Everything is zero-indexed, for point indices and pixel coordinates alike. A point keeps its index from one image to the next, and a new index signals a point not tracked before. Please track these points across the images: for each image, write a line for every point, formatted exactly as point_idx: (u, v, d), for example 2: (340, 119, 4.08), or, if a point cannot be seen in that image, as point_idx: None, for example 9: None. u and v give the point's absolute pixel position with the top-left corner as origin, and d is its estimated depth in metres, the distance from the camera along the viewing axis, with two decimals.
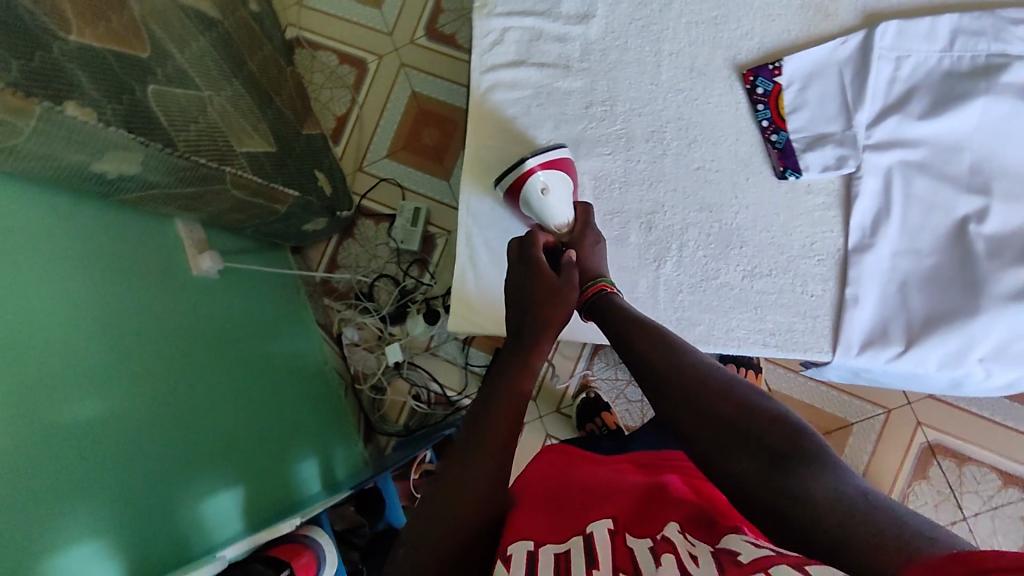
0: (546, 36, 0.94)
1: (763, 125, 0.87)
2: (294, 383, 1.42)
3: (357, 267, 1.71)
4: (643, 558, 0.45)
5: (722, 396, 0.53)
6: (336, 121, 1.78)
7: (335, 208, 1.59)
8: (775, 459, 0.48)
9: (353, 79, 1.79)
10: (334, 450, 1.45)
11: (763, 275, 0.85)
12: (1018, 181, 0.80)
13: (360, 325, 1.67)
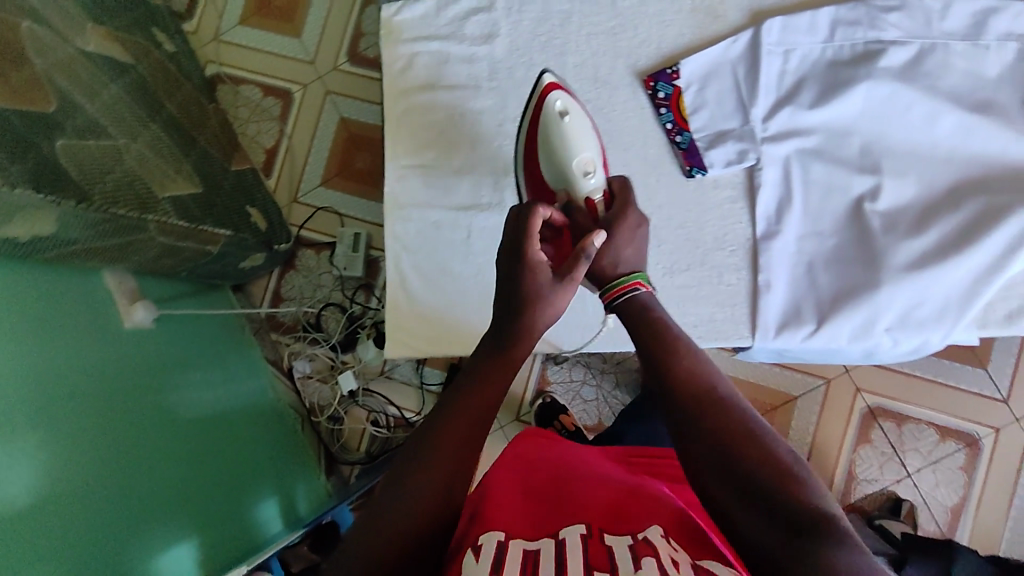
0: (454, 58, 0.97)
1: (667, 128, 0.91)
2: (250, 425, 1.40)
3: (302, 298, 1.70)
4: (621, 556, 0.47)
5: (748, 442, 0.51)
6: (265, 154, 1.76)
7: (271, 242, 1.58)
8: (781, 521, 0.46)
9: (278, 110, 1.78)
10: (295, 486, 1.44)
11: (683, 270, 0.89)
12: (905, 158, 0.85)
13: (311, 357, 1.66)
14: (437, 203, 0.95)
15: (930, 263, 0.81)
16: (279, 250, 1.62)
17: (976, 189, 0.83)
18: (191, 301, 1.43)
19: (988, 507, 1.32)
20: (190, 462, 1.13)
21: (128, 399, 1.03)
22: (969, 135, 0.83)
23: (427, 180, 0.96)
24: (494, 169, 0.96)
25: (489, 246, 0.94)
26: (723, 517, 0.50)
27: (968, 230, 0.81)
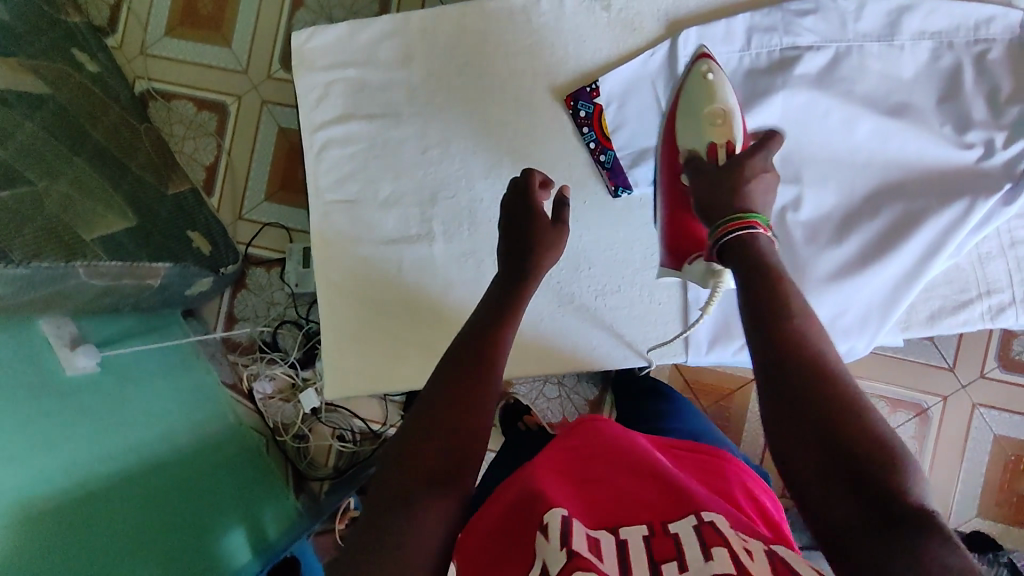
0: (370, 85, 0.94)
1: (591, 147, 0.91)
2: (212, 456, 1.41)
3: (256, 318, 1.69)
4: (688, 542, 0.48)
5: (853, 413, 0.51)
6: (205, 171, 1.72)
7: (218, 265, 1.55)
8: (874, 502, 0.47)
9: (215, 125, 1.72)
10: (263, 509, 1.47)
11: (614, 290, 0.90)
12: (825, 165, 0.85)
13: (271, 376, 1.65)
14: (366, 238, 0.94)
15: (850, 272, 0.83)
16: (227, 273, 1.59)
17: (893, 193, 0.83)
18: (140, 339, 1.41)
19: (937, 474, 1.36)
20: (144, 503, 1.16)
21: (73, 452, 1.06)
22: (885, 140, 0.83)
23: (354, 216, 0.94)
24: (421, 201, 0.93)
25: (421, 279, 0.94)
26: (805, 487, 0.51)
27: (887, 237, 0.82)
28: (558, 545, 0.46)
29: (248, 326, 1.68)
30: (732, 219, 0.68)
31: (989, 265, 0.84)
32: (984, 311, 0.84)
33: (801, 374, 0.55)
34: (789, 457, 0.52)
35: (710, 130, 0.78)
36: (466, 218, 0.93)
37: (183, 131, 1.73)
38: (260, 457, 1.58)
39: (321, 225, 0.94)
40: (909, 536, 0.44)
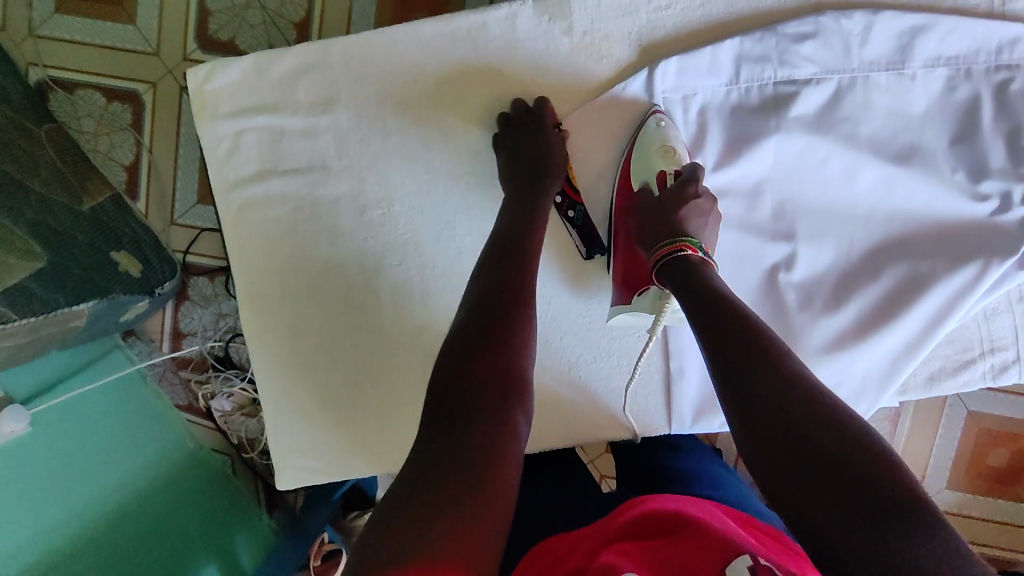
0: (290, 133, 0.79)
1: (557, 201, 0.78)
2: (168, 502, 1.25)
3: (205, 331, 1.46)
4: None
5: (817, 411, 0.51)
6: (126, 173, 1.38)
7: (153, 286, 1.28)
8: (857, 499, 0.46)
9: (130, 118, 1.36)
10: (234, 537, 1.34)
11: (588, 362, 0.81)
12: (823, 217, 0.75)
13: (229, 393, 1.44)
14: (305, 313, 0.82)
15: (849, 341, 0.75)
16: (163, 293, 1.30)
17: (898, 251, 0.74)
18: (59, 388, 1.23)
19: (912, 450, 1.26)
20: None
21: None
22: (891, 190, 0.74)
23: (284, 288, 0.81)
24: (364, 267, 0.81)
25: (370, 357, 0.82)
26: (783, 494, 0.49)
27: (890, 303, 0.74)
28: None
29: (197, 342, 1.46)
30: (667, 245, 0.67)
31: (994, 321, 0.77)
32: (987, 370, 0.78)
33: (757, 379, 0.54)
34: (761, 467, 0.51)
35: (659, 160, 0.73)
36: (417, 287, 0.81)
37: (92, 125, 1.36)
38: (225, 481, 1.44)
39: (249, 300, 0.81)
40: (900, 531, 0.44)
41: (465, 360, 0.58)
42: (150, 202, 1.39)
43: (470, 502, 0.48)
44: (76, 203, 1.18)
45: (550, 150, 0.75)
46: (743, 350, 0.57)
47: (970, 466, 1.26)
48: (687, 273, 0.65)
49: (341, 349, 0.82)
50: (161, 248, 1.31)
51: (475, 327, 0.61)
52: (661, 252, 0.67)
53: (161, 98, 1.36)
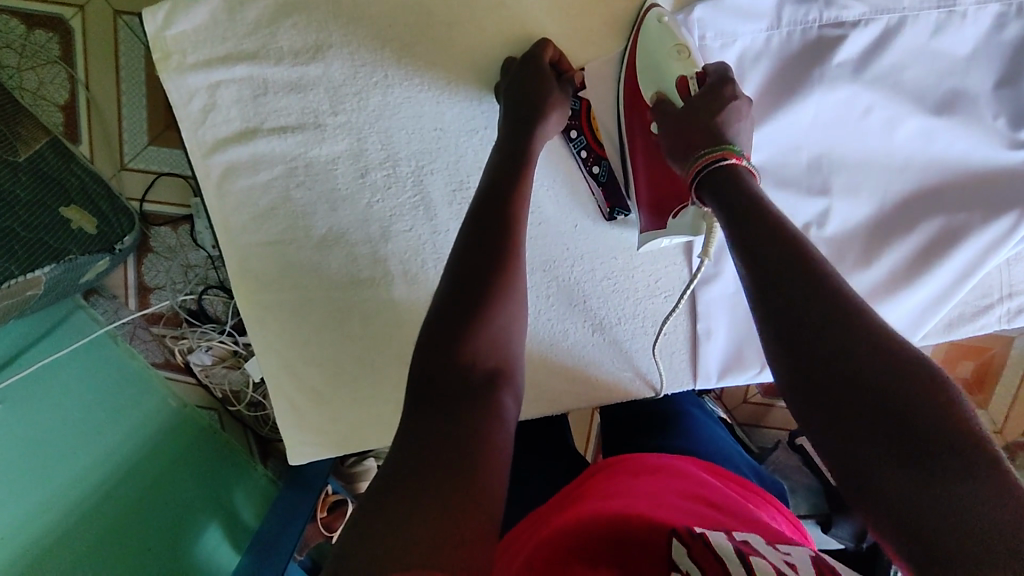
0: (274, 86, 0.69)
1: (582, 156, 0.74)
2: (165, 466, 1.14)
3: (173, 284, 1.29)
4: (729, 556, 0.44)
5: (873, 346, 0.43)
6: (62, 112, 1.20)
7: (110, 241, 1.10)
8: (909, 442, 0.40)
9: (59, 47, 1.17)
10: (234, 493, 1.25)
11: (613, 324, 0.79)
12: (858, 170, 0.72)
13: (209, 346, 1.28)
14: (310, 284, 0.75)
15: (879, 297, 0.74)
16: (125, 249, 1.13)
17: (934, 203, 0.72)
18: (20, 362, 1.07)
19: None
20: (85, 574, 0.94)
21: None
22: (931, 140, 0.70)
23: (283, 260, 0.74)
24: (370, 237, 0.75)
25: (383, 330, 0.77)
26: (815, 416, 0.44)
27: (922, 256, 0.73)
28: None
29: (167, 295, 1.29)
30: (705, 153, 0.56)
31: (1016, 266, 0.77)
32: (1004, 315, 0.78)
33: (806, 306, 0.46)
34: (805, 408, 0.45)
35: (674, 63, 0.63)
36: (429, 254, 0.76)
37: (14, 58, 1.17)
38: (215, 437, 1.29)
39: (244, 275, 0.74)
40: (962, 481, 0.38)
41: (454, 340, 0.52)
42: (94, 143, 1.22)
43: (465, 490, 0.43)
44: (9, 153, 1.00)
45: (545, 85, 0.67)
46: (784, 275, 0.48)
47: None
48: (720, 181, 0.55)
49: (351, 326, 0.77)
50: (115, 196, 1.10)
51: (466, 298, 0.54)
52: (699, 165, 0.57)
53: (93, 24, 1.17)
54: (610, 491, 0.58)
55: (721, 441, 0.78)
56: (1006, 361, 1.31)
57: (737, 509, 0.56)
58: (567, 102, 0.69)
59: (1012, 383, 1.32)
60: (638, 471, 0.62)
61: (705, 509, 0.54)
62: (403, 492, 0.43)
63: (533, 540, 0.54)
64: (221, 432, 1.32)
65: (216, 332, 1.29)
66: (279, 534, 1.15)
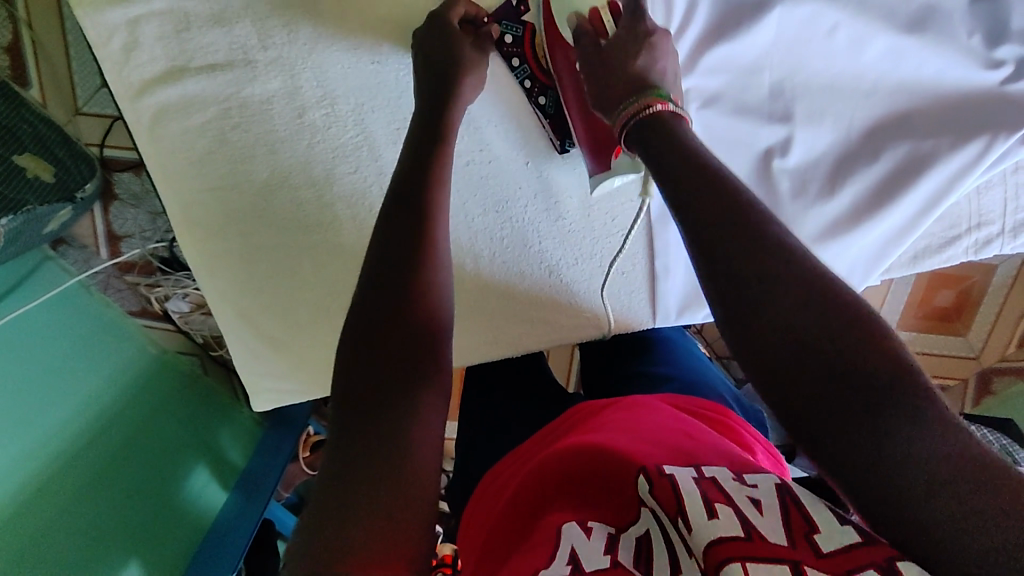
0: (197, 20, 0.65)
1: (525, 86, 0.70)
2: (149, 410, 1.16)
3: (143, 232, 1.28)
4: (689, 490, 0.42)
5: (799, 292, 0.44)
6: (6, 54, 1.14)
7: (71, 190, 1.07)
8: (863, 401, 0.41)
9: None
10: (219, 434, 1.28)
11: (570, 264, 0.77)
12: (823, 96, 0.68)
13: (184, 294, 1.28)
14: (255, 231, 0.73)
15: (840, 231, 0.72)
16: (86, 198, 1.09)
17: (899, 130, 0.69)
18: None
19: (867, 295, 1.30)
20: (70, 522, 0.96)
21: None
22: (900, 62, 0.66)
23: (226, 206, 0.71)
24: (313, 180, 0.72)
25: (334, 275, 0.76)
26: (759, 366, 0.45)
27: (888, 186, 0.70)
28: (603, 549, 0.42)
29: (137, 245, 1.28)
30: (631, 105, 0.57)
31: (985, 195, 0.74)
32: (970, 246, 0.76)
33: (768, 290, 0.45)
34: (773, 372, 0.44)
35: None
36: (377, 196, 0.74)
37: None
38: (199, 380, 1.31)
39: (188, 221, 0.71)
40: (895, 422, 0.39)
41: (388, 289, 0.51)
42: (44, 86, 1.16)
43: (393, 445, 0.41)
44: None
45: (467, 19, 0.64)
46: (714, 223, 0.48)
47: (919, 306, 1.31)
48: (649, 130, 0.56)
49: (301, 272, 0.75)
50: (71, 141, 1.07)
51: (396, 254, 0.53)
52: (627, 114, 0.58)
53: None
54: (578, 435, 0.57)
55: (703, 365, 0.79)
56: (986, 289, 1.30)
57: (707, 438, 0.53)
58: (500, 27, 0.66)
59: (991, 310, 1.31)
60: (609, 410, 0.61)
61: (669, 439, 0.52)
62: (340, 455, 0.42)
63: (507, 490, 0.55)
64: (204, 376, 1.34)
65: (191, 279, 1.29)
66: (263, 472, 1.18)
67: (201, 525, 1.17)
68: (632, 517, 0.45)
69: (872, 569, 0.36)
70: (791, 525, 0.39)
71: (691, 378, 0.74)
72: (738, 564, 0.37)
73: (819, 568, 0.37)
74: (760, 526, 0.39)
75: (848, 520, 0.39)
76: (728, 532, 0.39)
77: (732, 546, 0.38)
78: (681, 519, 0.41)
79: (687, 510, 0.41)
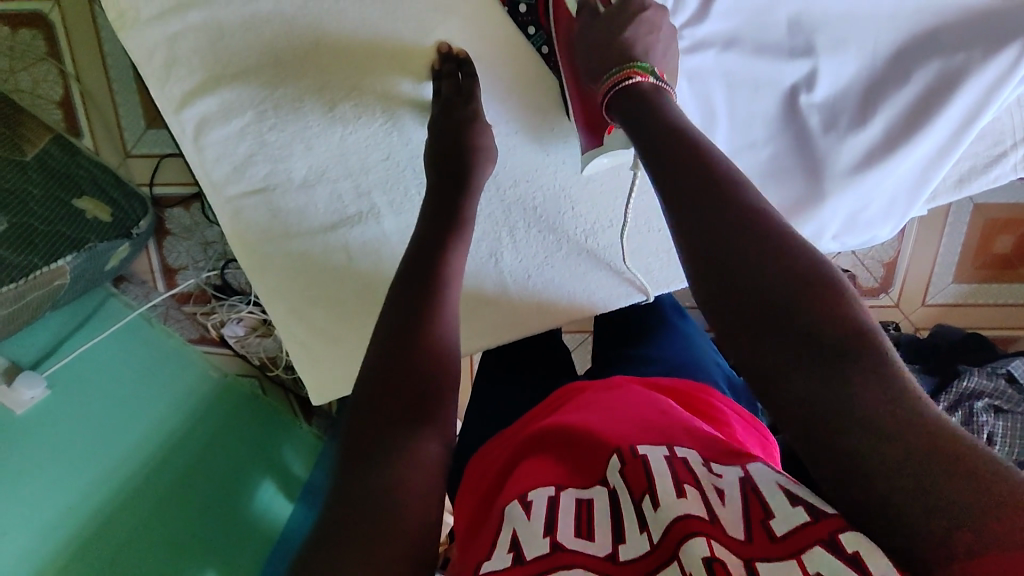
0: (230, 29, 0.69)
1: (543, 53, 0.73)
2: (214, 428, 1.19)
3: (196, 263, 1.34)
4: (661, 471, 0.45)
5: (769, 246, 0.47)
6: (61, 108, 1.22)
7: (127, 229, 1.12)
8: (825, 352, 0.42)
9: (45, 44, 1.18)
10: (282, 448, 1.32)
11: (605, 227, 0.80)
12: (845, 23, 0.67)
13: (239, 318, 1.33)
14: (294, 233, 0.76)
15: (878, 158, 0.70)
16: (142, 233, 1.15)
17: (929, 48, 0.67)
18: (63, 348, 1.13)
19: (917, 252, 1.25)
20: (151, 534, 0.99)
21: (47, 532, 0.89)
22: None
23: (272, 207, 0.75)
24: (350, 171, 0.75)
25: (378, 262, 0.78)
26: (719, 307, 0.47)
27: (922, 108, 0.68)
28: (540, 531, 0.44)
29: (192, 276, 1.34)
30: (614, 73, 0.62)
31: None
32: (1017, 162, 0.74)
33: (733, 223, 0.48)
34: (721, 322, 0.47)
35: None
36: (412, 180, 0.77)
37: (6, 62, 1.18)
38: (257, 401, 1.34)
39: (238, 226, 0.75)
40: (854, 374, 0.41)
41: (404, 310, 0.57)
42: (95, 134, 1.24)
43: None
44: (14, 153, 1.02)
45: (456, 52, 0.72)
46: (690, 177, 0.51)
47: (976, 256, 1.26)
48: (644, 112, 0.58)
49: (350, 269, 0.78)
50: (123, 182, 1.12)
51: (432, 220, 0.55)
52: (612, 82, 0.62)
53: (69, 14, 1.17)
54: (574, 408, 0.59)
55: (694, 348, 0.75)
56: None
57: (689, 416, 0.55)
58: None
59: None
60: (604, 383, 0.65)
61: (653, 414, 0.54)
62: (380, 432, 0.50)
63: (492, 468, 0.58)
64: (263, 396, 1.36)
65: (244, 303, 1.34)
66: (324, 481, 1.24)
67: (273, 536, 1.20)
68: (584, 485, 0.49)
69: (818, 545, 0.38)
70: (751, 514, 0.41)
71: (675, 365, 0.75)
72: (699, 539, 0.40)
73: (769, 558, 0.39)
74: (720, 516, 0.42)
75: (800, 501, 0.41)
76: (689, 512, 0.42)
77: (690, 524, 0.41)
78: (648, 496, 0.44)
79: (657, 490, 0.44)
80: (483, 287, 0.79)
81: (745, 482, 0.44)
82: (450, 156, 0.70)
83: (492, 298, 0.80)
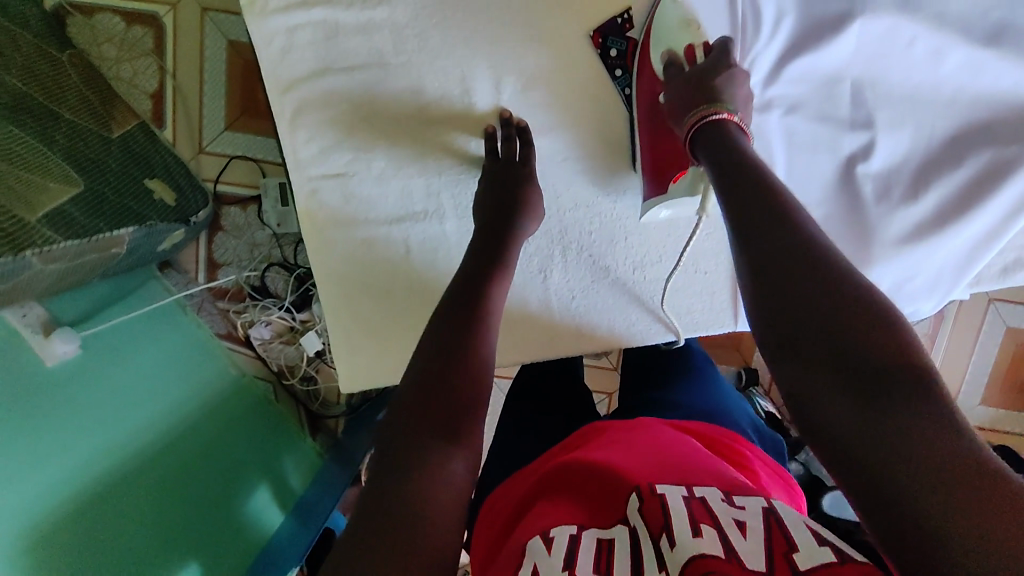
0: (345, 29, 0.76)
1: (626, 93, 0.80)
2: (224, 421, 1.18)
3: (239, 261, 1.36)
4: (677, 510, 0.46)
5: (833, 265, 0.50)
6: (150, 100, 1.29)
7: (187, 215, 1.16)
8: (871, 378, 0.44)
9: (151, 43, 1.28)
10: (284, 460, 1.27)
11: (653, 263, 0.83)
12: (903, 104, 0.73)
13: (269, 321, 1.34)
14: (361, 220, 0.80)
15: (925, 233, 0.74)
16: (197, 223, 1.19)
17: (981, 137, 0.72)
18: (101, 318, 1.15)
19: (947, 369, 1.25)
20: (161, 509, 0.96)
21: None
22: (978, 74, 0.71)
23: (347, 193, 0.80)
24: (425, 171, 0.80)
25: (433, 260, 0.82)
26: (783, 317, 0.49)
27: (970, 190, 0.73)
28: (560, 566, 0.44)
29: (232, 272, 1.35)
30: (700, 111, 0.64)
31: None
32: None
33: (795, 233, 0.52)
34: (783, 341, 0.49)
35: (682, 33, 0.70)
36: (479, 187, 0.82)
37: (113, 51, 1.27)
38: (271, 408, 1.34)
39: (312, 203, 0.79)
40: (899, 396, 0.43)
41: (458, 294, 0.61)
42: (176, 128, 1.31)
43: None
44: (103, 127, 1.09)
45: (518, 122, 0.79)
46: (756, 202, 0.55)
47: (1004, 379, 1.26)
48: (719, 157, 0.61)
49: (402, 270, 0.82)
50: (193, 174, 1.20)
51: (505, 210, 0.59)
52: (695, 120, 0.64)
53: (180, 19, 1.27)
54: (595, 446, 0.60)
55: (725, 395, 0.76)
56: None
57: (710, 461, 0.55)
58: (605, 37, 0.78)
59: None
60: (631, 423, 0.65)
61: (676, 457, 0.55)
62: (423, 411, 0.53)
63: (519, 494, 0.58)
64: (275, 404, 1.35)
65: (276, 307, 1.35)
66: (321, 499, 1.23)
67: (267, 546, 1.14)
68: (602, 525, 0.49)
69: None
70: (775, 553, 0.42)
71: (706, 410, 0.72)
72: None
73: None
74: (740, 552, 0.42)
75: (825, 542, 0.42)
76: (709, 552, 0.42)
77: (707, 565, 0.41)
78: (664, 536, 0.44)
79: (672, 529, 0.44)
80: (527, 302, 0.82)
81: (768, 515, 0.45)
82: (504, 204, 0.75)
83: (534, 313, 0.82)
